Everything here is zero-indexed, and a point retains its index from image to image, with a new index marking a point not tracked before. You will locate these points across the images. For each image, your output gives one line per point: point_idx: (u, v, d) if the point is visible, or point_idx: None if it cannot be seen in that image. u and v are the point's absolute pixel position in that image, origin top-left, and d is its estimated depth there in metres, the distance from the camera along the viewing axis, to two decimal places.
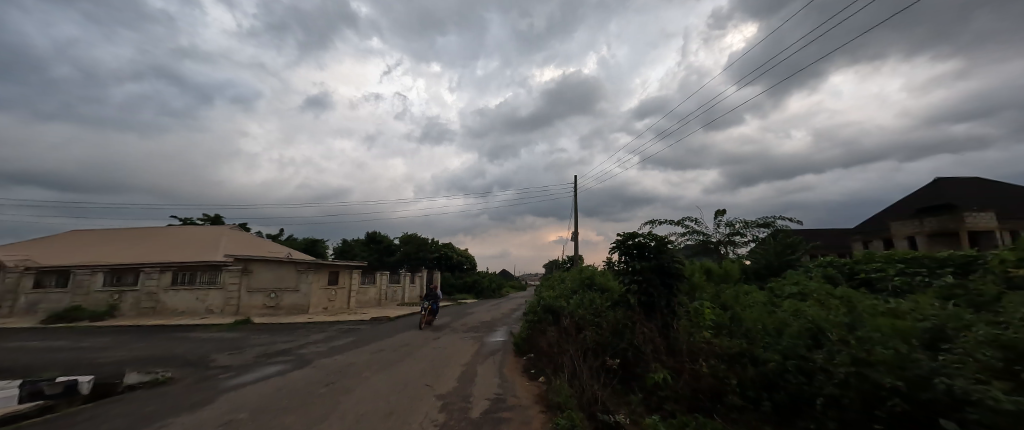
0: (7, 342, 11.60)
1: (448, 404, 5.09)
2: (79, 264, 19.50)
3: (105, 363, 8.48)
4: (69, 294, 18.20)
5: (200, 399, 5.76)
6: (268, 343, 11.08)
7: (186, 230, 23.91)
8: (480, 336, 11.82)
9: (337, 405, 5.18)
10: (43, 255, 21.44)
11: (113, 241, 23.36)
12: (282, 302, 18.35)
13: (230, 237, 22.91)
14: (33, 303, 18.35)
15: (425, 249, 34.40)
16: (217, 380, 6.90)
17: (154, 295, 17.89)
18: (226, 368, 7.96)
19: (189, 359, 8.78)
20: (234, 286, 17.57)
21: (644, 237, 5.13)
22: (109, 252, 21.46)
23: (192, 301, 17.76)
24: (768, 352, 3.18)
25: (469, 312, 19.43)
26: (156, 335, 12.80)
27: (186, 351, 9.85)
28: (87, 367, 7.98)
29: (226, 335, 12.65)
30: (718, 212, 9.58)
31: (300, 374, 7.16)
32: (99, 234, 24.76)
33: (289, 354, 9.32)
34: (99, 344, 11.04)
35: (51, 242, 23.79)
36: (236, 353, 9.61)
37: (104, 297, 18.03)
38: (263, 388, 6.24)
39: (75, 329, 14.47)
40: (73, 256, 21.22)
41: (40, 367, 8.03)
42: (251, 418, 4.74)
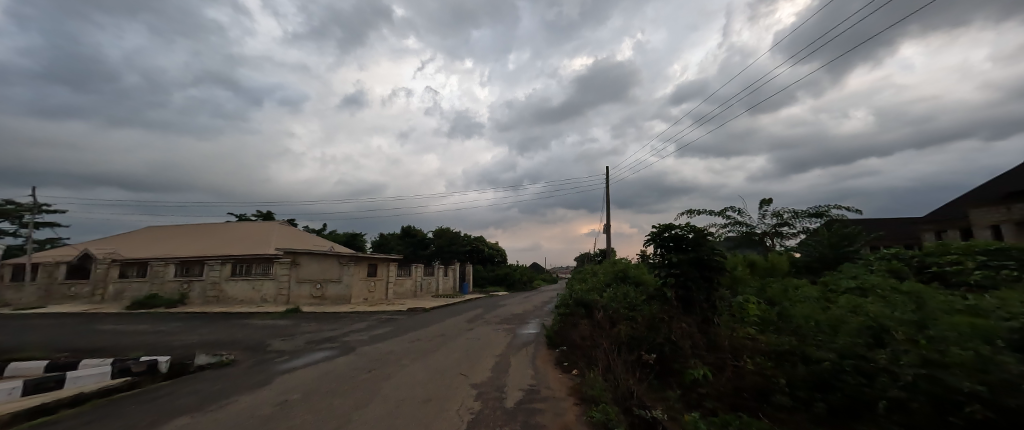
0: (102, 325, 13.12)
1: (483, 393, 5.18)
2: (155, 256, 21.59)
3: (178, 345, 9.38)
4: (148, 283, 20.14)
5: (259, 379, 6.24)
6: (315, 330, 11.78)
7: (243, 225, 25.82)
8: (511, 327, 11.95)
9: (379, 390, 5.42)
10: (127, 248, 23.92)
11: (183, 235, 25.66)
12: (327, 293, 19.39)
13: (278, 232, 24.42)
14: (119, 291, 20.50)
15: (457, 242, 35.26)
16: (273, 364, 7.45)
17: (218, 284, 19.45)
18: (280, 352, 8.55)
19: (248, 343, 9.51)
20: (285, 276, 18.86)
21: (681, 229, 4.92)
22: (180, 246, 23.58)
23: (248, 291, 19.16)
24: (822, 351, 2.94)
25: (502, 304, 19.70)
26: (220, 321, 13.99)
27: (245, 336, 10.67)
28: (165, 348, 8.84)
29: (278, 322, 13.57)
30: (767, 201, 8.33)
31: (344, 360, 7.57)
32: (170, 229, 27.30)
33: (334, 341, 9.87)
34: (173, 328, 12.21)
35: (132, 236, 26.53)
36: (288, 339, 10.29)
37: (176, 285, 19.82)
38: (312, 372, 6.66)
39: (152, 315, 16.06)
40: (150, 249, 23.52)
41: (126, 348, 8.96)
42: (302, 400, 5.05)
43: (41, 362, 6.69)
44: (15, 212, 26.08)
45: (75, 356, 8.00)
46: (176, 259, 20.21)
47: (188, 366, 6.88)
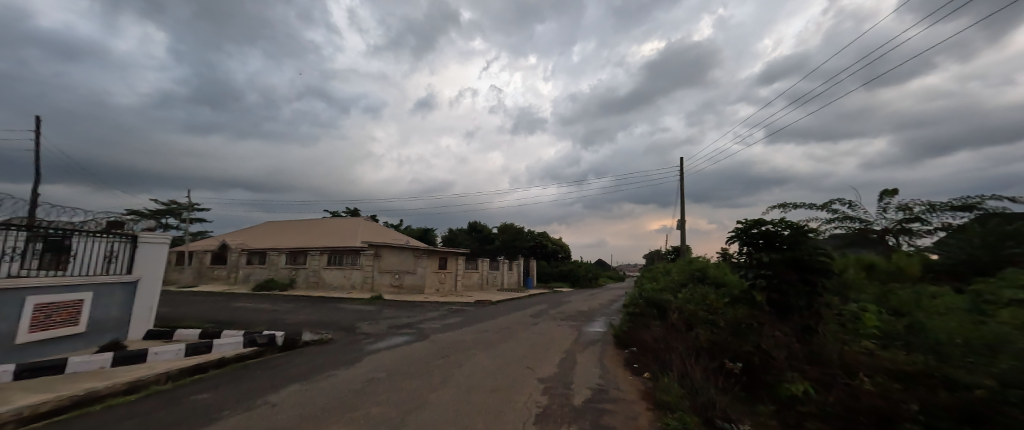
0: (233, 302, 15.66)
1: (549, 388, 5.17)
2: (271, 247, 25.08)
3: (287, 322, 10.83)
4: (267, 269, 23.40)
5: (351, 357, 6.96)
6: (395, 316, 12.78)
7: (335, 221, 28.89)
8: (578, 324, 11.78)
9: (454, 376, 5.69)
10: (251, 239, 28.14)
11: (291, 229, 29.46)
12: (404, 283, 20.89)
13: (363, 227, 26.83)
14: (247, 275, 24.12)
15: (521, 238, 35.72)
16: (362, 344, 8.25)
17: (318, 272, 21.97)
18: (367, 334, 9.43)
19: (341, 325, 10.63)
20: (369, 266, 20.74)
21: (773, 225, 4.40)
22: (290, 238, 27.08)
23: (341, 279, 21.39)
24: (974, 377, 2.27)
25: (568, 300, 19.50)
26: (318, 304, 15.86)
27: (338, 318, 11.96)
28: (279, 324, 10.26)
29: (364, 308, 14.97)
30: (891, 193, 7.12)
31: (421, 345, 8.09)
32: (281, 224, 31.53)
33: (412, 327, 10.61)
34: (283, 308, 14.14)
35: (254, 230, 31.15)
36: (373, 322, 11.31)
37: (287, 272, 22.77)
38: (395, 354, 7.25)
39: (266, 296, 18.74)
40: (268, 240, 27.39)
41: (251, 322, 10.57)
42: (387, 379, 5.51)
43: (196, 330, 8.12)
44: (175, 209, 32.22)
45: (215, 327, 9.64)
46: (286, 250, 23.24)
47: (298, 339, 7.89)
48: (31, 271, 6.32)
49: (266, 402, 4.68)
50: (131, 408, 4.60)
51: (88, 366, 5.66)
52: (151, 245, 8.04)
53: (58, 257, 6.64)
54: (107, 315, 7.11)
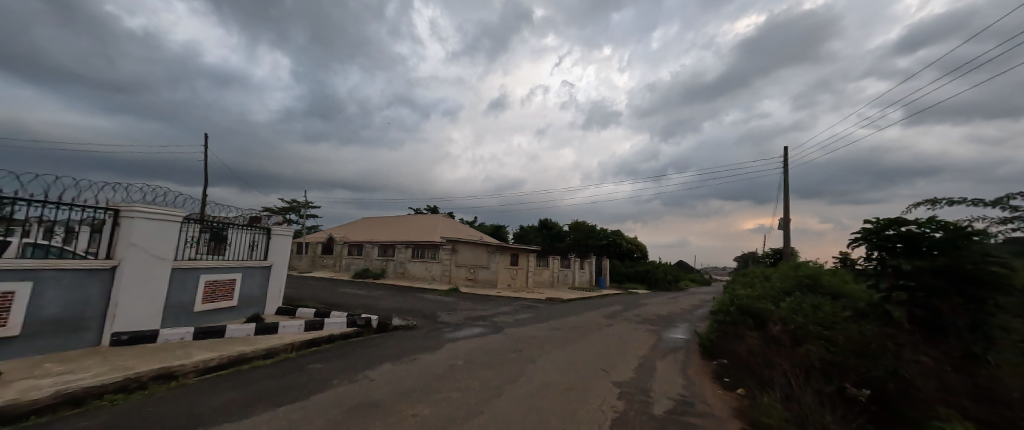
0: (336, 288, 17.82)
1: (626, 394, 4.90)
2: (366, 240, 27.93)
3: (378, 307, 11.97)
4: (363, 260, 26.09)
5: (433, 343, 7.41)
6: (472, 308, 13.35)
7: (418, 217, 31.17)
8: (657, 329, 11.07)
9: (528, 371, 5.72)
10: (350, 233, 31.69)
11: (382, 224, 32.51)
12: (479, 277, 21.70)
13: (442, 224, 28.45)
14: (347, 264, 27.19)
15: (593, 236, 34.83)
16: (442, 332, 8.74)
17: (404, 264, 23.87)
18: (446, 324, 9.99)
19: (423, 313, 11.42)
20: (448, 260, 22.02)
21: (918, 226, 3.53)
22: (381, 233, 29.87)
23: (423, 270, 23.01)
24: None
25: (644, 303, 18.48)
26: (403, 293, 17.28)
27: (421, 306, 12.87)
28: (373, 309, 11.37)
29: (444, 299, 15.91)
30: None
31: (497, 338, 8.31)
32: (374, 220, 34.97)
33: (487, 320, 10.96)
34: (375, 295, 15.69)
35: (352, 225, 35.02)
36: (451, 313, 11.95)
37: (379, 263, 25.12)
38: (472, 344, 7.54)
39: (360, 284, 20.96)
40: (364, 234, 30.57)
41: (352, 306, 11.89)
42: (464, 367, 5.74)
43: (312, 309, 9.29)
44: (293, 206, 37.81)
45: (324, 308, 11.04)
46: (379, 243, 25.65)
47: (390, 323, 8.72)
48: (204, 254, 7.69)
49: (366, 377, 5.22)
50: (264, 372, 5.51)
51: (239, 333, 6.95)
52: (283, 236, 9.40)
53: (221, 244, 8.04)
54: (251, 293, 8.57)
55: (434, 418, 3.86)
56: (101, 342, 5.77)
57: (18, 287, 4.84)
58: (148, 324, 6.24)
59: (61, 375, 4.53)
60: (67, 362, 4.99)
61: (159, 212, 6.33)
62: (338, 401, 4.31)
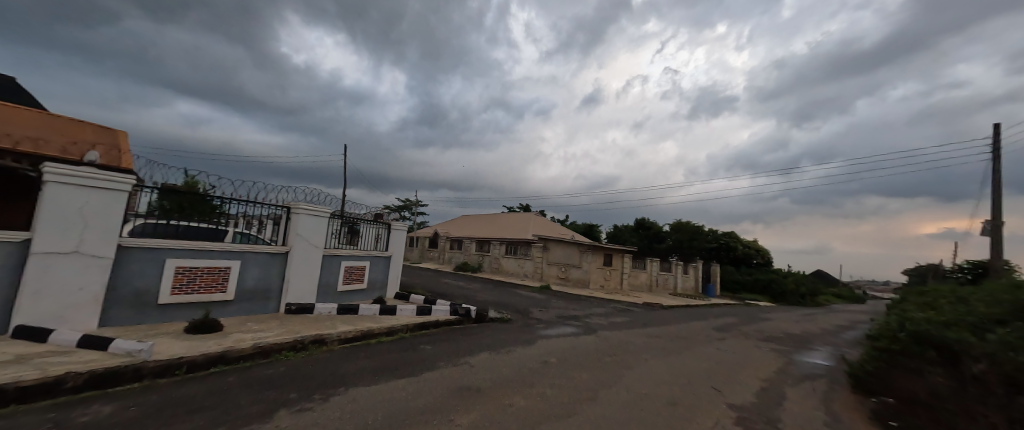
0: (438, 278, 19.13)
1: (748, 421, 3.89)
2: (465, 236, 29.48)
3: (475, 299, 12.32)
4: (461, 254, 27.64)
5: (526, 338, 7.14)
6: (565, 307, 12.88)
7: (512, 215, 31.86)
8: (790, 350, 9.06)
9: (625, 378, 5.03)
10: (451, 229, 34.00)
11: (480, 222, 34.11)
12: (571, 276, 21.03)
13: (535, 222, 28.57)
14: (448, 258, 29.20)
15: (699, 238, 31.21)
16: (535, 328, 8.45)
17: (497, 260, 24.48)
18: (540, 320, 9.69)
19: (517, 308, 11.33)
20: (539, 258, 21.97)
21: None
22: (478, 230, 31.26)
23: (516, 267, 23.30)
24: None
25: (769, 318, 15.61)
26: (498, 287, 17.67)
27: (515, 301, 12.87)
28: (473, 300, 11.69)
29: (537, 295, 15.76)
30: None
31: (597, 340, 7.70)
32: (472, 218, 36.91)
33: (582, 320, 10.34)
34: (473, 287, 16.33)
35: (453, 222, 37.54)
36: (544, 310, 11.63)
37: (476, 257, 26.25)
38: (566, 343, 7.06)
39: (459, 276, 22.17)
40: (462, 230, 32.40)
41: (454, 296, 12.43)
42: (557, 365, 5.28)
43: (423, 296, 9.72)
44: (405, 205, 42.27)
45: (427, 295, 11.76)
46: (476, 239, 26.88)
47: (486, 314, 8.83)
48: (344, 244, 8.55)
49: (466, 362, 5.16)
50: (386, 347, 5.91)
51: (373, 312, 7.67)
52: (401, 231, 9.98)
53: (354, 236, 8.91)
54: (376, 278, 9.34)
55: (529, 411, 3.53)
56: (280, 310, 7.08)
57: (232, 264, 6.33)
58: (313, 298, 7.53)
59: (256, 332, 5.60)
60: (261, 322, 6.23)
61: (316, 208, 7.43)
62: (446, 383, 4.28)
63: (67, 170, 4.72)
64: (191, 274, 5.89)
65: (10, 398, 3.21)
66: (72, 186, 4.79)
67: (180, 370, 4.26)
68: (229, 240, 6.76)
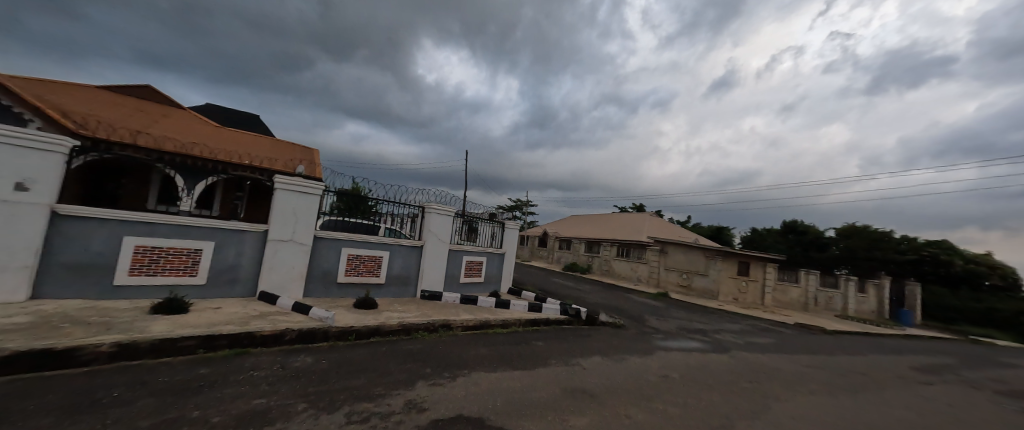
0: (549, 277, 19.67)
1: None
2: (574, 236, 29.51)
3: (587, 301, 12.39)
4: (570, 254, 27.74)
5: (643, 348, 6.98)
6: (688, 319, 11.95)
7: (625, 216, 30.64)
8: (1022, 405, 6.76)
9: (765, 407, 4.54)
10: (560, 228, 34.37)
11: (589, 221, 33.72)
12: (693, 284, 19.35)
13: (651, 223, 27.01)
14: (556, 257, 29.61)
15: (880, 246, 23.42)
16: (654, 338, 8.14)
17: (608, 262, 23.84)
18: (658, 330, 9.26)
19: (632, 314, 11.01)
20: (655, 262, 20.74)
21: None
22: (588, 229, 30.89)
23: (628, 270, 22.35)
24: None
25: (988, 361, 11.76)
26: (610, 290, 17.30)
27: (630, 307, 12.48)
28: (585, 303, 11.79)
29: (653, 303, 14.95)
30: None
31: (720, 359, 7.06)
32: (581, 218, 36.66)
33: (706, 335, 9.51)
34: (584, 289, 16.34)
35: (562, 221, 37.86)
36: (662, 319, 11.03)
37: (584, 258, 26.02)
38: (690, 359, 6.65)
39: (569, 276, 22.36)
40: (571, 230, 32.44)
41: (564, 296, 12.68)
42: (680, 382, 5.06)
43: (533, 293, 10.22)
44: (516, 205, 44.25)
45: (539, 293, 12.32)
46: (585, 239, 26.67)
47: (598, 317, 8.76)
48: (464, 241, 9.58)
49: (579, 364, 5.39)
50: (503, 338, 6.56)
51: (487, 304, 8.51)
52: (512, 230, 10.73)
53: (473, 233, 9.87)
54: (491, 271, 10.26)
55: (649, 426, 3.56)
56: (416, 295, 8.38)
57: (382, 253, 7.81)
58: (440, 286, 8.69)
59: (400, 312, 6.82)
60: (403, 304, 7.54)
61: (443, 208, 8.58)
62: (556, 381, 4.56)
63: (287, 180, 6.54)
64: (357, 260, 7.47)
65: (255, 342, 4.70)
66: (288, 191, 6.56)
67: (350, 336, 5.52)
68: (381, 235, 8.26)
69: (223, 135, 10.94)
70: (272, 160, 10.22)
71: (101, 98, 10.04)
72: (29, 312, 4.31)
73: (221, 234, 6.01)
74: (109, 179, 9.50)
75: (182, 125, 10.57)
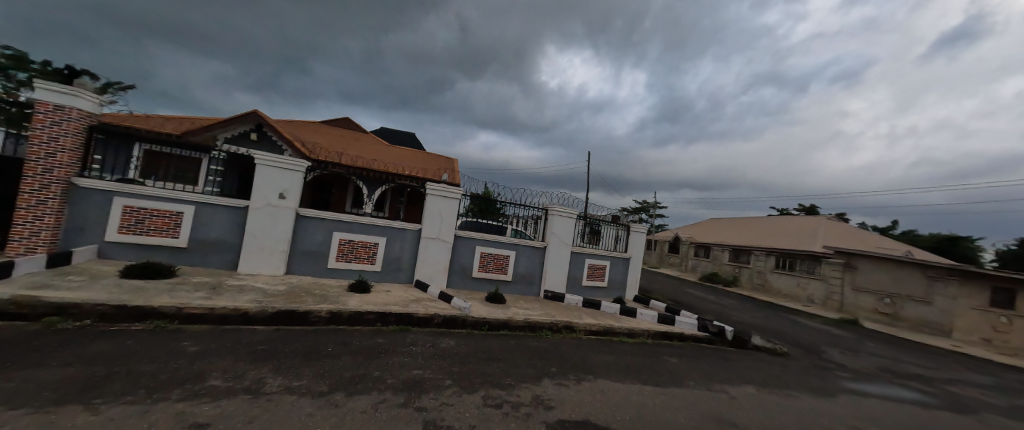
0: (685, 287, 17.92)
1: None
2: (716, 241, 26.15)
3: (737, 320, 10.86)
4: (711, 264, 24.77)
5: (820, 386, 5.76)
6: (890, 357, 9.29)
7: (787, 220, 25.83)
8: None
9: None
10: (698, 233, 30.91)
11: (736, 226, 29.48)
12: (903, 313, 14.27)
13: (828, 229, 22.18)
14: (693, 266, 26.76)
15: None
16: (835, 376, 6.62)
17: (763, 275, 20.50)
18: (842, 367, 7.49)
19: (801, 342, 9.17)
20: (837, 279, 16.40)
21: None
22: (735, 235, 26.90)
23: (793, 286, 18.83)
24: None
25: None
26: (767, 310, 14.78)
27: (796, 333, 10.42)
28: (733, 321, 10.35)
29: (832, 330, 12.12)
30: None
31: (949, 418, 5.30)
32: (725, 222, 32.25)
33: (922, 383, 7.23)
34: (732, 305, 14.33)
35: (701, 225, 34.01)
36: (848, 354, 8.86)
37: (730, 268, 22.83)
38: (894, 410, 5.21)
39: (710, 288, 19.94)
40: (712, 235, 28.82)
41: (701, 311, 11.38)
42: None
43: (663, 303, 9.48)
44: (644, 206, 41.60)
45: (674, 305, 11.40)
46: (731, 246, 23.42)
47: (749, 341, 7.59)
48: (586, 244, 9.55)
49: (725, 392, 4.81)
50: (629, 348, 6.34)
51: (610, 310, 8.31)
52: (639, 234, 10.18)
53: (595, 236, 9.75)
54: (615, 277, 9.96)
55: None
56: (539, 294, 8.73)
57: (510, 253, 8.41)
58: (562, 288, 8.85)
59: (525, 310, 7.24)
60: (528, 302, 7.96)
61: (566, 210, 8.72)
62: (695, 407, 4.17)
63: (435, 187, 7.60)
64: (488, 257, 8.24)
65: (412, 321, 5.62)
66: (436, 197, 7.64)
67: (484, 326, 6.10)
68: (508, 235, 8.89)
69: (388, 152, 13.36)
70: (424, 170, 12.03)
71: (313, 131, 13.32)
72: (286, 283, 6.08)
73: (390, 232, 7.38)
74: (321, 190, 12.53)
75: (367, 146, 13.28)
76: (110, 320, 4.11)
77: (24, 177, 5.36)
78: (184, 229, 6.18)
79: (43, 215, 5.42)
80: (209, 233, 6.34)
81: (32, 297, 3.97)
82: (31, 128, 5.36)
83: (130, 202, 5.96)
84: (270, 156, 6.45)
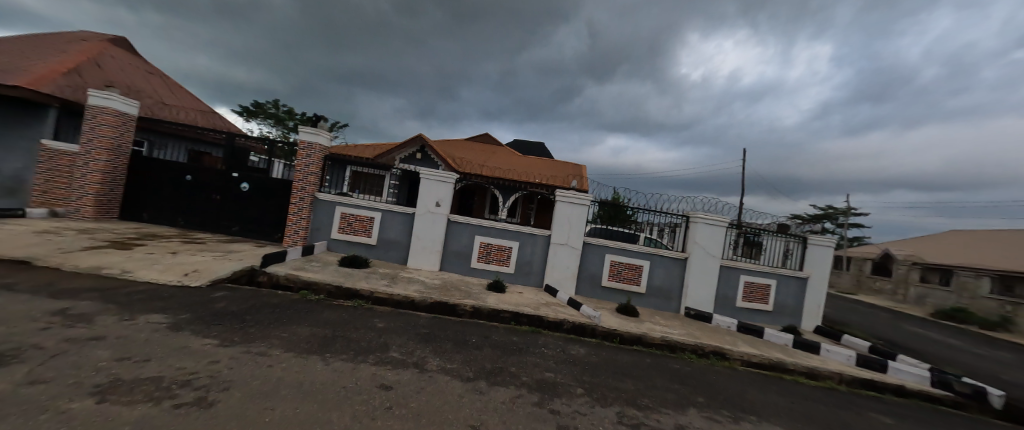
0: (904, 324, 13.65)
1: None
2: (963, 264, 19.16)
3: (1011, 383, 7.63)
4: (955, 295, 18.27)
5: None
6: None
7: None
8: None
9: None
10: (929, 252, 23.22)
11: (1004, 244, 21.01)
12: None
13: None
14: (921, 296, 20.20)
15: None
16: None
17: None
18: None
19: None
20: None
21: None
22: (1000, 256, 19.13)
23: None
24: None
25: None
26: None
27: None
28: (1002, 384, 7.32)
29: None
30: None
31: None
32: (981, 240, 23.27)
33: None
34: (999, 358, 10.12)
35: (934, 242, 25.46)
36: None
37: (993, 304, 16.35)
38: None
39: (954, 329, 14.63)
40: (958, 255, 21.13)
41: (917, 358, 8.51)
42: None
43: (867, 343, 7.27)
44: (835, 215, 33.61)
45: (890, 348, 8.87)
46: (994, 272, 16.82)
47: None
48: (740, 257, 8.37)
49: None
50: (802, 390, 5.23)
51: (776, 339, 6.97)
52: (822, 248, 8.21)
53: (754, 249, 8.43)
54: (784, 301, 8.28)
55: None
56: (679, 311, 7.99)
57: (644, 262, 7.94)
58: (709, 307, 7.84)
59: (663, 327, 6.70)
60: (664, 318, 7.35)
61: (714, 217, 7.79)
62: None
63: (564, 193, 7.78)
64: (619, 267, 7.95)
65: (543, 324, 5.85)
66: (565, 203, 7.80)
67: (615, 339, 5.91)
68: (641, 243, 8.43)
69: (523, 161, 14.32)
70: (555, 178, 12.43)
71: (460, 147, 15.30)
72: (438, 278, 7.09)
73: (523, 237, 7.86)
74: (466, 197, 14.21)
75: (505, 157, 14.46)
76: (334, 296, 5.46)
77: (293, 193, 7.67)
78: (374, 230, 7.80)
79: (301, 219, 7.68)
80: (395, 232, 7.82)
81: (296, 275, 5.60)
82: (296, 160, 7.74)
83: (346, 209, 7.82)
84: (433, 172, 7.64)
